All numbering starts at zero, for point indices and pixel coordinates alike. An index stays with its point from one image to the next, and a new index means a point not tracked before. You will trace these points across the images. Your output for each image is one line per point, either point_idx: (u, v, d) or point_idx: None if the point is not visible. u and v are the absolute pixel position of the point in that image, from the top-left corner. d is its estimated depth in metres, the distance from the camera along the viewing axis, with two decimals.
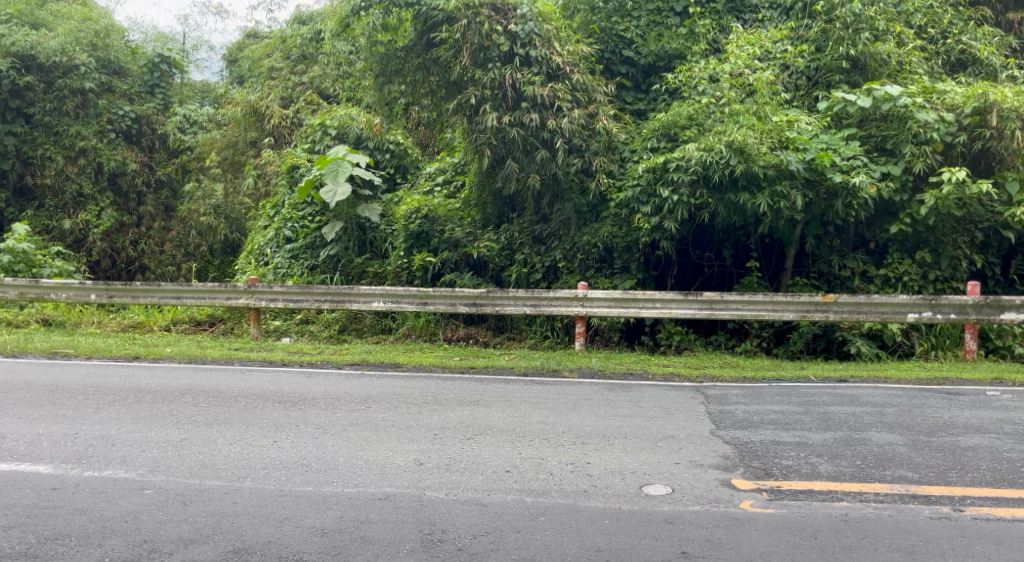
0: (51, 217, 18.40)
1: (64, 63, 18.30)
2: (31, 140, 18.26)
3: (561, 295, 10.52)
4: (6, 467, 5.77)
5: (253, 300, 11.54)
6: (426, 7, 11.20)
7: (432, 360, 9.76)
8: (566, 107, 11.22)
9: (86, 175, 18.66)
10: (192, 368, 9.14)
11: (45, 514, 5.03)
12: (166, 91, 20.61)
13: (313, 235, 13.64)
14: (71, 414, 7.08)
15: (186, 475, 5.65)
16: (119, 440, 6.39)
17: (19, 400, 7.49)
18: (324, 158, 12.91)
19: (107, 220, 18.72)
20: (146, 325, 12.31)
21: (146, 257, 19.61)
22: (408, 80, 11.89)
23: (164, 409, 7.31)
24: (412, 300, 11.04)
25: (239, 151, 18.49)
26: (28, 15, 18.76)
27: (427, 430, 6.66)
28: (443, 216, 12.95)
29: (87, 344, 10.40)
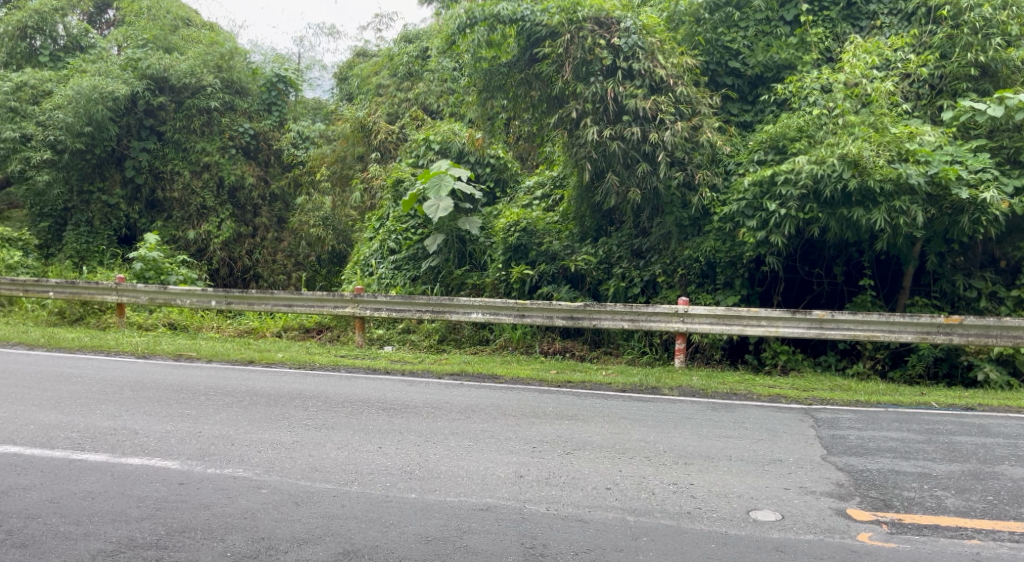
0: (178, 227, 19.79)
1: (192, 84, 19.65)
2: (162, 155, 19.84)
3: (660, 310, 10.38)
4: (138, 460, 6.16)
5: (359, 309, 11.88)
6: (530, 23, 11.34)
7: (529, 373, 9.77)
8: (669, 120, 11.08)
9: (209, 189, 19.91)
10: (302, 373, 9.50)
11: (172, 507, 5.33)
12: (282, 109, 21.47)
13: (416, 247, 13.94)
14: (194, 413, 7.48)
15: (298, 477, 5.87)
16: (237, 440, 6.71)
17: (148, 398, 8.00)
18: (427, 173, 13.21)
19: (226, 231, 19.76)
20: (259, 331, 12.88)
21: (260, 266, 20.40)
22: (510, 96, 12.07)
23: (276, 412, 7.63)
24: (509, 312, 11.13)
25: (348, 166, 18.79)
26: (162, 40, 20.06)
27: (526, 442, 6.69)
28: (542, 229, 13.01)
29: (208, 348, 11.01)
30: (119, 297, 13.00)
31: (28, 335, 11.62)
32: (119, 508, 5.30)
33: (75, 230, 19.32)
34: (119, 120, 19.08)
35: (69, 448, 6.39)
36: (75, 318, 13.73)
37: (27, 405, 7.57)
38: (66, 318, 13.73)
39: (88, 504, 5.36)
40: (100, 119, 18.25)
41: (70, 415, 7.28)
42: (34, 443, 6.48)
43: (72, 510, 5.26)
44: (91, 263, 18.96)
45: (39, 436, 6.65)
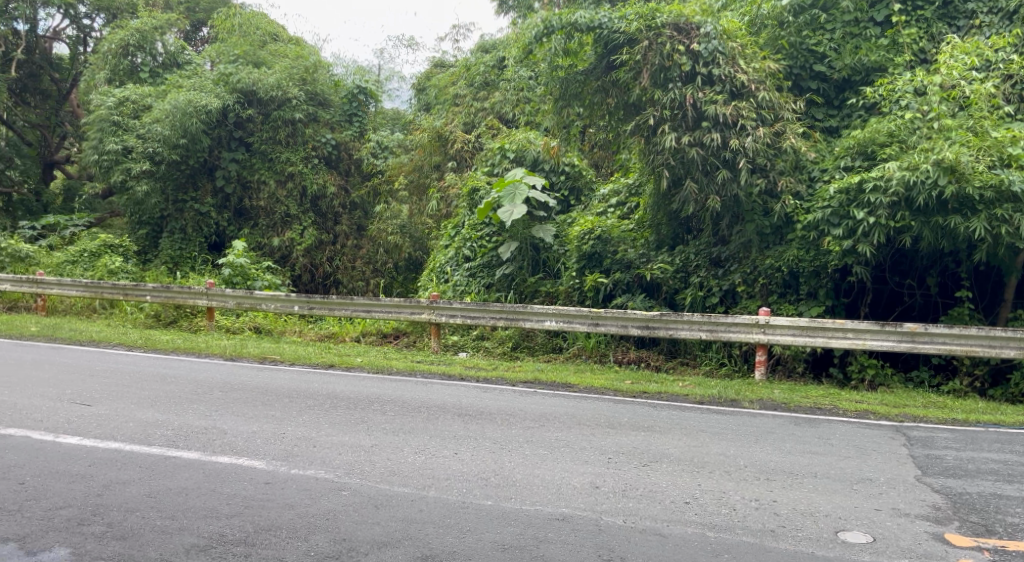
0: (263, 235, 20.58)
1: (279, 97, 20.42)
2: (250, 165, 20.69)
3: (740, 321, 10.15)
4: (228, 459, 6.37)
5: (434, 315, 12.04)
6: (608, 30, 11.32)
7: (604, 382, 9.68)
8: (750, 126, 10.85)
9: (293, 198, 20.58)
10: (380, 378, 9.66)
11: (260, 505, 5.49)
12: (362, 119, 21.86)
13: (490, 255, 14.05)
14: (279, 415, 7.70)
15: (377, 480, 5.96)
16: (320, 442, 6.87)
17: (236, 399, 8.27)
18: (502, 181, 13.30)
19: (308, 238, 20.35)
20: (339, 336, 13.17)
21: (340, 273, 20.87)
22: (586, 103, 12.03)
23: (356, 415, 7.78)
24: (583, 321, 11.06)
25: (425, 175, 18.95)
26: (252, 55, 21.12)
27: (602, 453, 6.63)
28: (617, 237, 12.91)
29: (291, 351, 11.32)
30: (209, 301, 13.52)
31: (127, 337, 12.21)
32: (210, 505, 5.49)
33: (170, 237, 20.43)
34: (212, 133, 20.10)
35: (164, 445, 6.66)
36: (169, 321, 14.37)
37: (125, 403, 7.94)
38: (161, 320, 14.37)
39: (180, 500, 5.56)
40: (194, 131, 19.43)
41: (165, 413, 7.59)
42: (131, 439, 6.78)
43: (166, 505, 5.47)
44: (184, 268, 19.99)
45: (137, 433, 6.95)
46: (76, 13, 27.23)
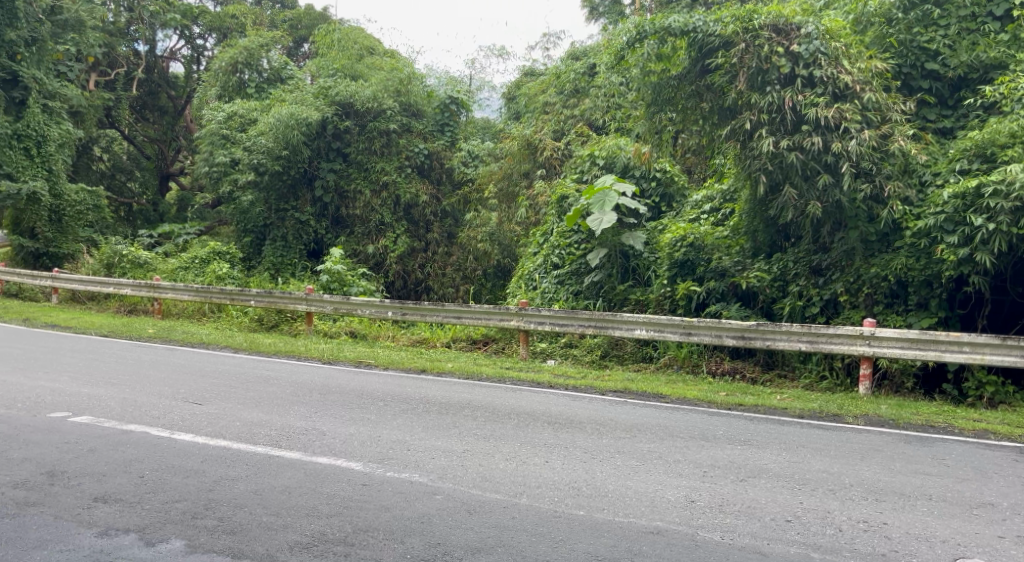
0: (359, 242, 21.11)
1: (375, 109, 21.00)
2: (347, 175, 21.36)
3: (843, 332, 9.75)
4: (326, 460, 6.54)
5: (523, 322, 12.03)
6: (703, 34, 11.14)
7: (696, 393, 9.46)
8: (854, 129, 10.44)
9: (387, 207, 21.06)
10: (471, 384, 9.73)
11: (357, 506, 5.59)
12: (454, 129, 22.23)
13: (578, 262, 13.94)
14: (375, 418, 7.85)
15: (470, 486, 5.99)
16: (414, 446, 6.95)
17: (333, 401, 8.48)
18: (592, 189, 13.20)
19: (402, 245, 20.78)
20: (430, 341, 13.36)
21: (431, 279, 21.20)
22: (679, 108, 11.84)
23: (448, 420, 7.85)
24: (675, 330, 10.85)
25: (514, 183, 19.02)
26: (349, 69, 21.79)
27: (697, 466, 6.46)
28: (711, 244, 12.63)
29: (385, 356, 11.54)
30: (308, 307, 13.95)
31: (233, 339, 12.76)
32: (311, 504, 5.63)
33: (272, 245, 21.30)
34: (311, 144, 20.91)
35: (268, 444, 6.89)
36: (271, 324, 14.91)
37: (232, 403, 8.26)
38: (264, 324, 14.95)
39: (284, 498, 5.74)
40: (295, 142, 20.28)
41: (269, 414, 7.85)
42: (238, 438, 7.04)
43: (272, 502, 5.65)
44: (285, 274, 20.75)
45: (242, 432, 7.20)
46: (190, 33, 28.93)
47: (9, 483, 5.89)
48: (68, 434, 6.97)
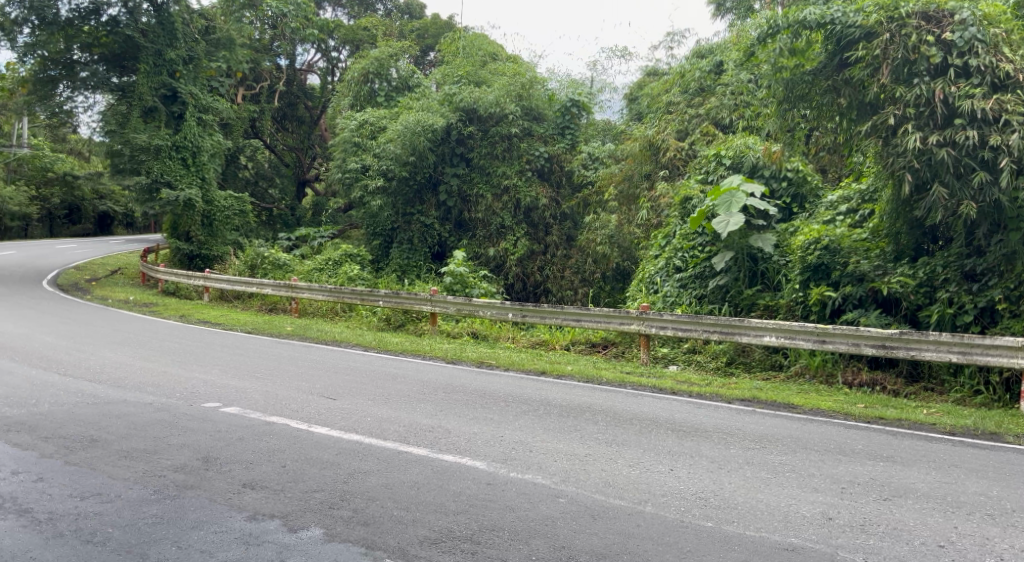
0: (481, 245, 21.49)
1: (497, 114, 21.21)
2: (469, 180, 21.72)
3: (1002, 344, 8.98)
4: (452, 458, 6.59)
5: (644, 326, 11.78)
6: (842, 26, 10.61)
7: (832, 405, 8.96)
8: (1016, 122, 9.63)
9: (508, 210, 21.23)
10: (592, 388, 9.60)
11: (483, 505, 5.61)
12: (574, 132, 22.03)
13: (702, 265, 13.52)
14: (497, 418, 7.86)
15: (594, 490, 5.88)
16: (536, 447, 6.91)
17: (457, 400, 8.58)
18: (718, 189, 12.77)
19: (521, 248, 20.88)
20: (550, 343, 13.32)
21: (550, 282, 21.18)
22: (814, 105, 11.30)
23: (569, 423, 7.76)
24: (808, 337, 10.34)
25: (635, 184, 18.67)
26: (473, 75, 22.11)
27: (835, 482, 6.09)
28: (847, 248, 11.97)
29: (505, 357, 11.58)
30: (433, 307, 14.20)
31: (363, 338, 13.18)
32: (439, 500, 5.70)
33: (399, 247, 22.02)
34: (436, 150, 21.48)
35: (397, 440, 7.02)
36: (397, 324, 15.34)
37: (363, 399, 8.49)
38: (391, 323, 15.38)
39: (413, 493, 5.83)
40: (421, 148, 20.81)
41: (397, 410, 8.02)
42: (369, 433, 7.21)
43: (403, 497, 5.75)
44: (410, 275, 21.36)
45: (373, 427, 7.38)
46: (327, 46, 30.23)
47: (168, 466, 6.26)
48: (219, 423, 7.37)
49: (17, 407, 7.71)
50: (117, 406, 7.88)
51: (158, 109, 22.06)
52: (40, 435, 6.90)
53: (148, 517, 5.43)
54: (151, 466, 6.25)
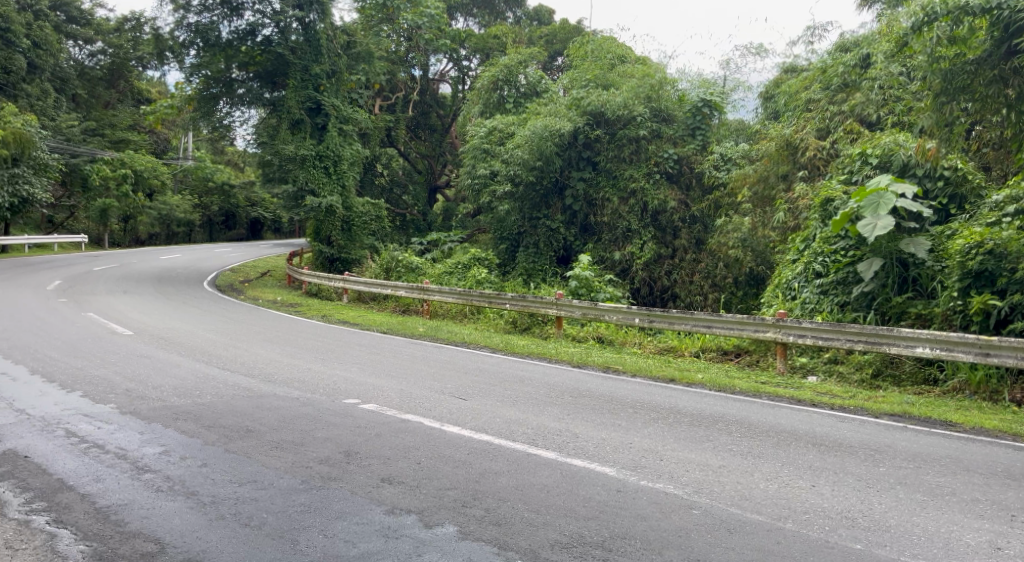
0: (606, 249, 21.34)
1: (626, 116, 20.99)
2: (597, 183, 21.60)
3: None
4: (581, 463, 6.56)
5: (781, 334, 11.30)
6: (1009, 11, 9.74)
7: (997, 424, 8.25)
8: None
9: (635, 213, 20.94)
10: (724, 397, 9.30)
11: (614, 512, 5.55)
12: (706, 132, 21.30)
13: (845, 270, 12.80)
14: (626, 425, 7.75)
15: (729, 503, 5.69)
16: (667, 456, 6.76)
17: (585, 405, 8.52)
18: (864, 190, 12.08)
19: (648, 252, 20.53)
20: (678, 350, 13.02)
21: (678, 287, 20.71)
22: (977, 96, 10.51)
23: (702, 433, 7.54)
24: (969, 350, 9.56)
25: (770, 186, 18.01)
26: (601, 78, 22.03)
27: (1002, 509, 5.61)
28: (1017, 251, 10.72)
29: (633, 363, 11.40)
30: (558, 311, 14.20)
31: (491, 340, 13.37)
32: (569, 505, 5.68)
33: (525, 251, 22.35)
34: (563, 154, 21.54)
35: (527, 442, 7.05)
36: (524, 327, 15.52)
37: (493, 400, 8.59)
38: (518, 326, 15.63)
39: (544, 497, 5.84)
40: (548, 153, 21.00)
41: (526, 413, 8.06)
42: (499, 434, 7.28)
43: (533, 499, 5.78)
44: (536, 279, 21.62)
45: (503, 429, 7.45)
46: (458, 56, 30.94)
47: (314, 458, 6.56)
48: (358, 419, 7.65)
49: (182, 397, 8.30)
50: (268, 399, 8.33)
51: (305, 121, 23.33)
52: (202, 424, 7.39)
53: (296, 505, 5.70)
54: (299, 457, 6.57)
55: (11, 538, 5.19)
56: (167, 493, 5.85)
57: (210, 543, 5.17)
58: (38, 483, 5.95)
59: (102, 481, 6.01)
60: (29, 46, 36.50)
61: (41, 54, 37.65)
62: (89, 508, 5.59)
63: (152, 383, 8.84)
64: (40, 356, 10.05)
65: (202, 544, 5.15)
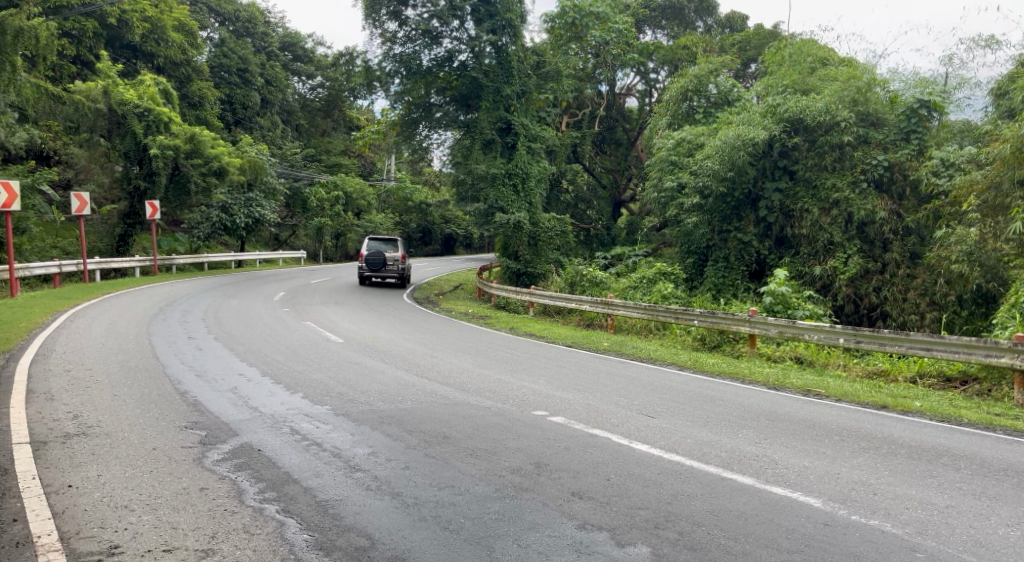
0: (805, 263, 20.19)
1: (828, 122, 19.79)
2: (794, 194, 20.56)
3: None
4: (782, 491, 6.21)
5: (1019, 360, 10.08)
6: None
7: None
8: None
9: (838, 225, 19.62)
10: (948, 429, 8.44)
11: (822, 547, 5.31)
12: (923, 135, 19.47)
13: None
14: (831, 453, 7.24)
15: (959, 549, 5.28)
16: (882, 490, 6.25)
17: (785, 429, 8.06)
18: None
19: (853, 266, 19.06)
20: (891, 375, 12.02)
21: (888, 304, 19.06)
22: None
23: (922, 467, 6.88)
24: None
25: (1004, 194, 15.26)
26: (800, 83, 21.33)
27: None
28: None
29: (838, 387, 10.60)
30: (752, 329, 13.55)
31: (678, 357, 13.06)
32: (771, 535, 5.46)
33: (714, 265, 21.76)
34: (757, 164, 20.81)
35: (721, 465, 6.78)
36: (713, 345, 15.08)
37: (682, 419, 8.35)
38: (706, 343, 15.20)
39: (741, 524, 5.63)
40: (741, 164, 20.34)
41: (719, 434, 7.76)
42: (691, 455, 7.06)
43: (730, 526, 5.60)
44: (726, 295, 21.04)
45: (694, 450, 7.21)
46: (646, 68, 31.00)
47: (507, 467, 6.68)
48: (548, 431, 7.71)
49: (386, 401, 8.78)
50: (462, 407, 8.62)
51: (496, 141, 24.14)
52: (405, 428, 7.77)
53: (491, 512, 5.83)
54: (493, 466, 6.72)
55: (248, 523, 5.69)
56: (376, 492, 6.19)
57: (416, 543, 5.42)
58: (268, 474, 6.50)
59: (321, 476, 6.46)
60: (263, 84, 42.77)
61: (272, 91, 43.75)
62: (311, 501, 6.03)
63: (361, 387, 9.44)
64: (269, 360, 11.04)
65: (409, 543, 5.43)
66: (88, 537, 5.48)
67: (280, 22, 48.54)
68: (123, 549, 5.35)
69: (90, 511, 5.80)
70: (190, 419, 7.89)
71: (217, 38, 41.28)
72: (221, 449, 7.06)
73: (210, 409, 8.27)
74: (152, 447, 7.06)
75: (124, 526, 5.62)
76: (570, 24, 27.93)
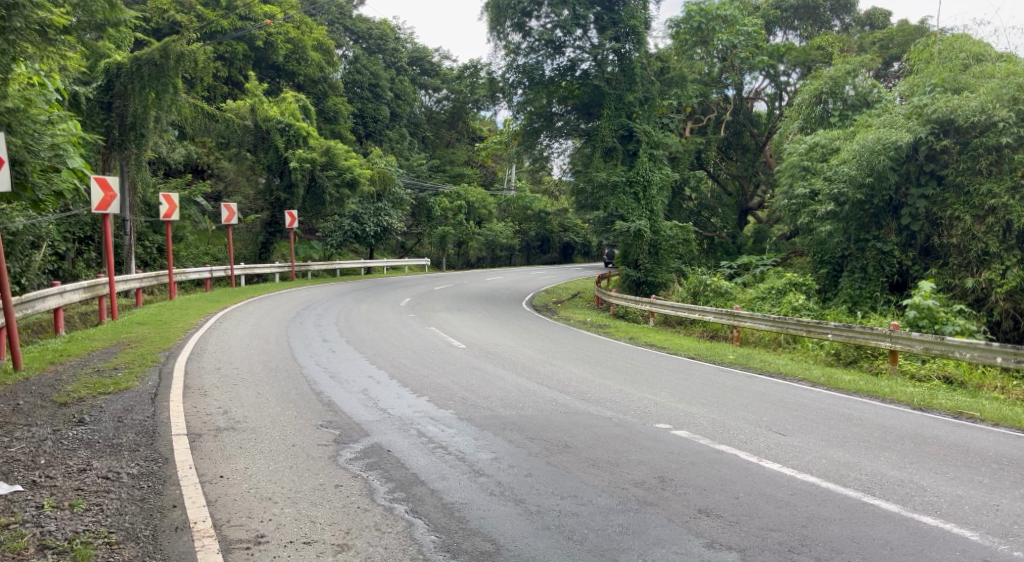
0: (955, 275, 18.71)
1: (983, 122, 18.41)
2: (942, 200, 19.15)
3: None
4: (933, 521, 5.80)
5: None
6: None
7: None
8: None
9: (994, 234, 17.86)
10: None
11: None
12: None
13: None
14: (989, 482, 6.69)
15: None
16: None
17: (931, 454, 7.53)
18: None
19: (1012, 278, 17.17)
20: None
21: None
22: None
23: None
24: None
25: None
26: (951, 81, 20.00)
27: None
28: None
29: (995, 410, 9.80)
30: (893, 344, 12.76)
31: (810, 372, 12.42)
32: None
33: (851, 276, 20.75)
34: (899, 168, 19.77)
35: (861, 489, 6.41)
36: (849, 360, 14.35)
37: (816, 438, 7.96)
38: (841, 358, 14.47)
39: (886, 554, 5.34)
40: (881, 169, 19.47)
41: (858, 456, 7.34)
42: (828, 476, 6.72)
43: (873, 555, 5.31)
44: (862, 307, 19.96)
45: (832, 471, 6.85)
46: (776, 71, 29.87)
47: (630, 480, 6.56)
48: (672, 445, 7.54)
49: (509, 408, 8.84)
50: (583, 416, 8.57)
51: (617, 148, 23.96)
52: (526, 435, 7.79)
53: (615, 525, 5.75)
54: (615, 478, 6.62)
55: (380, 521, 5.86)
56: (500, 498, 6.22)
57: (540, 551, 5.43)
58: (397, 475, 6.66)
59: (447, 479, 6.57)
60: (392, 97, 44.50)
61: (401, 104, 45.37)
62: (437, 503, 6.13)
63: (483, 393, 9.54)
64: (396, 364, 11.36)
65: (533, 551, 5.44)
66: (237, 525, 5.79)
67: (409, 37, 50.23)
68: (268, 539, 5.61)
69: (239, 502, 6.13)
70: (325, 418, 8.23)
71: (350, 55, 43.27)
72: (353, 449, 7.30)
73: (344, 409, 8.58)
74: (292, 443, 7.40)
75: (268, 517, 5.91)
76: (696, 29, 27.40)
